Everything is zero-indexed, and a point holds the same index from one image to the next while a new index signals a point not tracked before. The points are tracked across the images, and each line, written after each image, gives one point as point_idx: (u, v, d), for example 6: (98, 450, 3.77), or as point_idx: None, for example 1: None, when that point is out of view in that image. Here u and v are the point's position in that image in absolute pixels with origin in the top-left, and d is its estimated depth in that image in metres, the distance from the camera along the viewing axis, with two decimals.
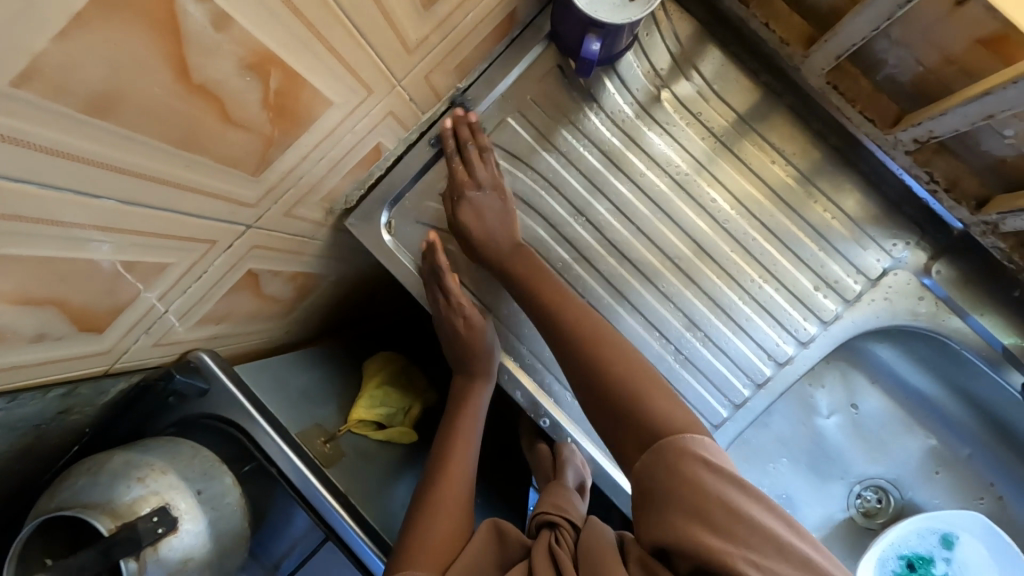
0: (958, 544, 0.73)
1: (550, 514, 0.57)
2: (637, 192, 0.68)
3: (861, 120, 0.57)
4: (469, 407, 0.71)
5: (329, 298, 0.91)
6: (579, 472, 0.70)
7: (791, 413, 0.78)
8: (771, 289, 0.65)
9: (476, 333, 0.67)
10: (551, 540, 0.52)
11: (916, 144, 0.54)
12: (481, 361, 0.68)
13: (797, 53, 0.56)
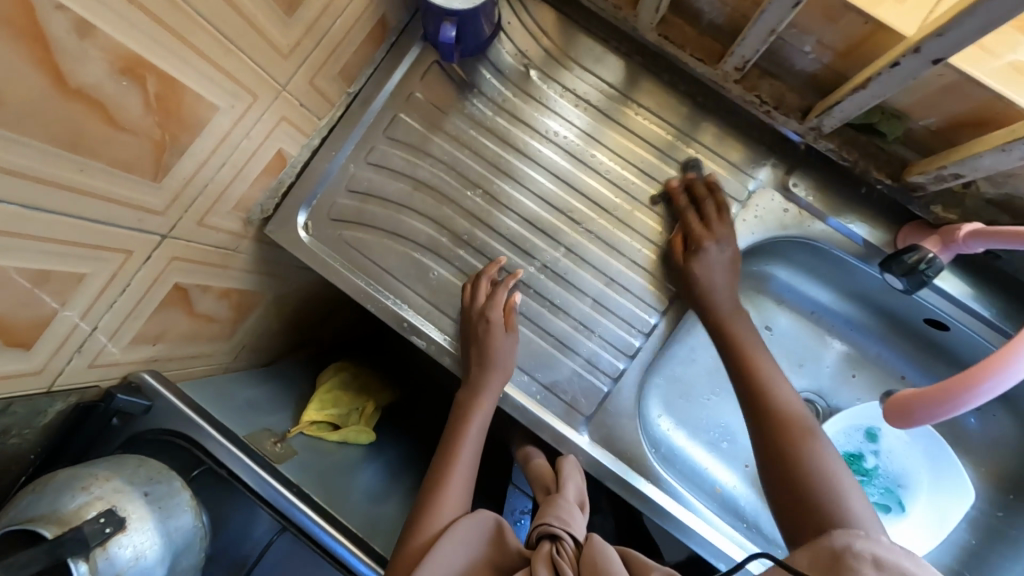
0: (880, 435, 0.79)
1: (552, 525, 0.57)
2: (524, 162, 0.75)
3: (694, 62, 0.65)
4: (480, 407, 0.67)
5: (275, 320, 0.95)
6: (580, 489, 0.65)
7: (711, 344, 0.85)
8: (659, 226, 0.73)
9: (497, 342, 0.67)
10: (552, 553, 0.54)
11: (739, 72, 0.61)
12: (489, 373, 0.67)
13: (629, 14, 0.65)
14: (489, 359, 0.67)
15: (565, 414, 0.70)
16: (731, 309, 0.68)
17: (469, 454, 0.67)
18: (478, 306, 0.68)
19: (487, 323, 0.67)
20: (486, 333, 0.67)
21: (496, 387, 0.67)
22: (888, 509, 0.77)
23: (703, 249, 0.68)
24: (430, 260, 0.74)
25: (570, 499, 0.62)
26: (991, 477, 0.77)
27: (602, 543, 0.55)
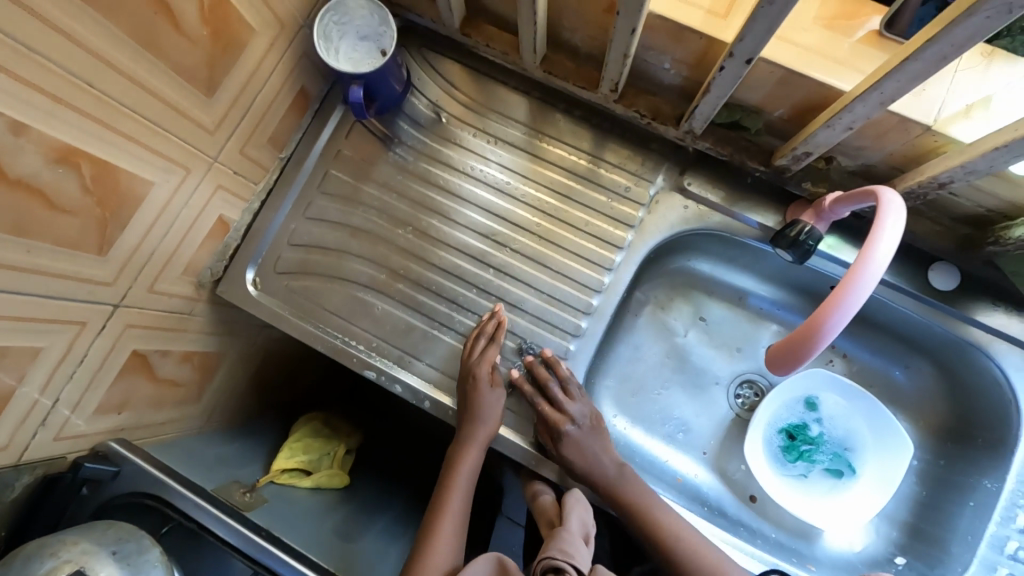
0: (820, 403, 0.83)
1: (556, 558, 0.55)
2: (448, 196, 0.81)
3: (578, 90, 0.74)
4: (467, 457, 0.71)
5: (242, 381, 0.99)
6: (585, 523, 0.64)
7: (652, 340, 0.89)
8: (578, 237, 0.77)
9: (484, 397, 0.71)
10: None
11: (615, 92, 0.70)
12: (475, 425, 0.71)
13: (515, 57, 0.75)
14: (476, 412, 0.71)
15: (517, 424, 0.75)
16: (615, 475, 0.70)
17: (458, 500, 0.70)
18: (469, 363, 0.73)
19: (475, 379, 0.72)
20: (474, 388, 0.71)
21: (487, 439, 0.71)
22: (841, 473, 0.81)
23: (569, 429, 0.71)
24: (372, 297, 0.79)
25: (574, 533, 0.61)
26: (930, 427, 0.81)
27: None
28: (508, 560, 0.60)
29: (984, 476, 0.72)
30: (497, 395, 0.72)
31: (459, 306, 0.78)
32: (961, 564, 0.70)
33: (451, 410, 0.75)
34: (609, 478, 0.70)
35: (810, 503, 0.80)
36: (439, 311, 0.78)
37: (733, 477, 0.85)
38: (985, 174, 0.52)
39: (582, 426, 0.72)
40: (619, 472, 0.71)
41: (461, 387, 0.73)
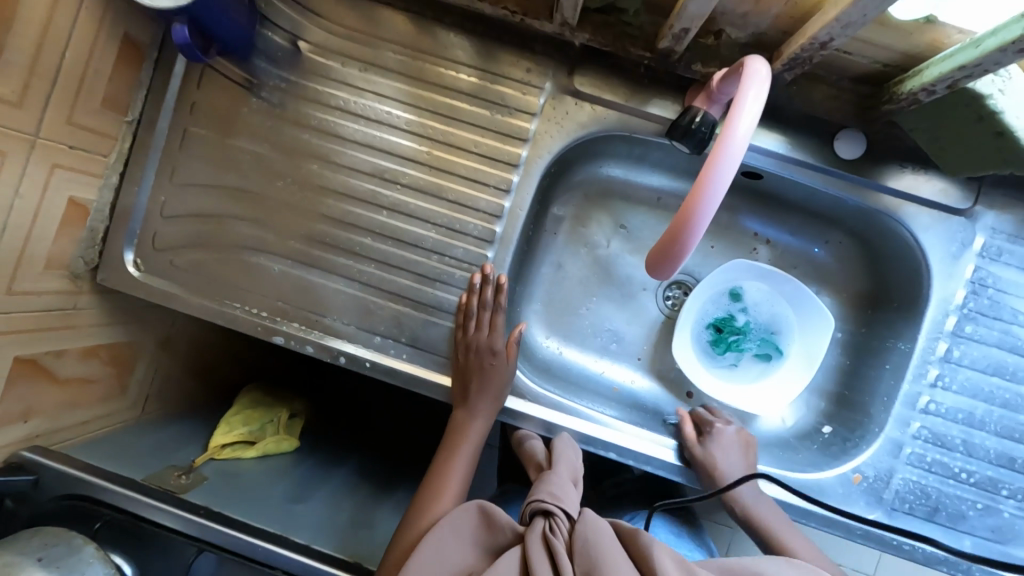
0: (744, 293, 0.83)
1: (544, 501, 0.57)
2: (324, 138, 0.73)
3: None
4: (473, 432, 0.72)
5: (179, 364, 0.95)
6: (574, 465, 0.65)
7: (576, 257, 0.87)
8: (471, 161, 0.71)
9: (500, 370, 0.71)
10: (545, 531, 0.54)
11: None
12: (483, 397, 0.71)
13: None
14: (491, 386, 0.71)
15: (439, 367, 0.72)
16: (750, 494, 0.68)
17: (460, 469, 0.71)
18: (482, 340, 0.70)
19: (493, 356, 0.71)
20: (491, 365, 0.71)
21: (493, 412, 0.72)
22: (769, 357, 0.83)
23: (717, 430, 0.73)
24: (266, 260, 0.73)
25: (562, 474, 0.62)
26: (851, 298, 0.82)
27: (594, 517, 0.55)
28: (491, 505, 0.59)
29: (899, 339, 0.73)
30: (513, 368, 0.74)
31: (356, 256, 0.72)
32: (878, 424, 0.71)
33: (368, 362, 0.71)
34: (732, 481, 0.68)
35: (740, 391, 0.82)
36: (338, 264, 0.72)
37: (667, 377, 0.86)
38: (863, 26, 0.48)
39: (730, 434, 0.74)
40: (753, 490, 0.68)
41: (470, 362, 0.70)
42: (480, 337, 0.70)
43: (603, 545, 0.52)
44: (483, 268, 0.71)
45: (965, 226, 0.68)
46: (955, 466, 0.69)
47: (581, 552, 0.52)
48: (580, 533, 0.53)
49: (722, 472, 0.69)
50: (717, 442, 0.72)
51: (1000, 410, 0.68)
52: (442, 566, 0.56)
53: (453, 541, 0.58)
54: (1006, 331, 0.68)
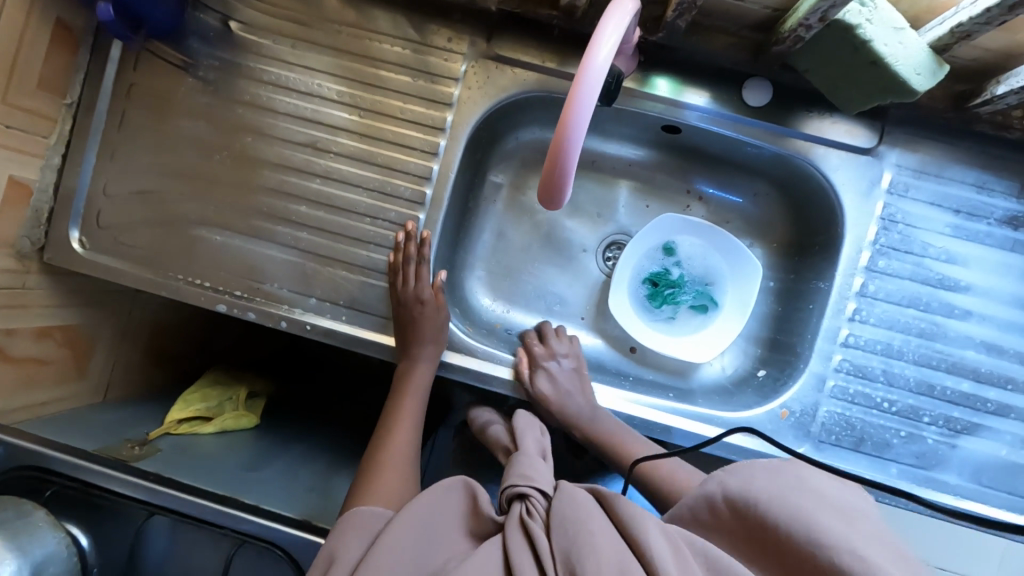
0: (677, 248, 0.86)
1: (519, 485, 0.59)
2: (259, 112, 0.75)
3: None
4: (416, 382, 0.75)
5: (142, 349, 0.97)
6: (538, 441, 0.70)
7: (515, 221, 0.90)
8: (400, 127, 0.74)
9: (428, 316, 0.73)
10: (523, 513, 0.54)
11: None
12: (419, 343, 0.73)
13: None
14: (425, 334, 0.73)
15: (378, 327, 0.74)
16: (587, 412, 0.74)
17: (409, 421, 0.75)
18: (409, 291, 0.73)
19: (421, 305, 0.73)
20: (420, 313, 0.73)
21: (433, 356, 0.74)
22: (705, 308, 0.85)
23: (546, 366, 0.76)
24: (206, 232, 0.75)
25: (531, 452, 0.66)
26: (781, 247, 0.85)
27: (572, 490, 0.55)
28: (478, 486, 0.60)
29: (820, 278, 0.76)
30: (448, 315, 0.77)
31: (293, 223, 0.74)
32: (804, 361, 0.74)
33: (309, 324, 0.73)
34: (585, 417, 0.74)
35: (678, 342, 0.84)
36: (277, 232, 0.74)
37: (611, 335, 0.88)
38: None
39: (558, 365, 0.77)
40: (592, 409, 0.74)
41: (398, 312, 0.73)
42: (403, 291, 0.73)
43: (580, 514, 0.51)
44: (405, 225, 0.74)
45: (872, 164, 0.71)
46: (877, 396, 0.71)
47: (555, 524, 0.51)
48: (555, 509, 0.53)
49: (550, 399, 0.74)
50: (557, 373, 0.76)
51: (916, 340, 0.71)
52: (427, 543, 0.55)
53: (438, 515, 0.57)
54: (917, 264, 0.71)
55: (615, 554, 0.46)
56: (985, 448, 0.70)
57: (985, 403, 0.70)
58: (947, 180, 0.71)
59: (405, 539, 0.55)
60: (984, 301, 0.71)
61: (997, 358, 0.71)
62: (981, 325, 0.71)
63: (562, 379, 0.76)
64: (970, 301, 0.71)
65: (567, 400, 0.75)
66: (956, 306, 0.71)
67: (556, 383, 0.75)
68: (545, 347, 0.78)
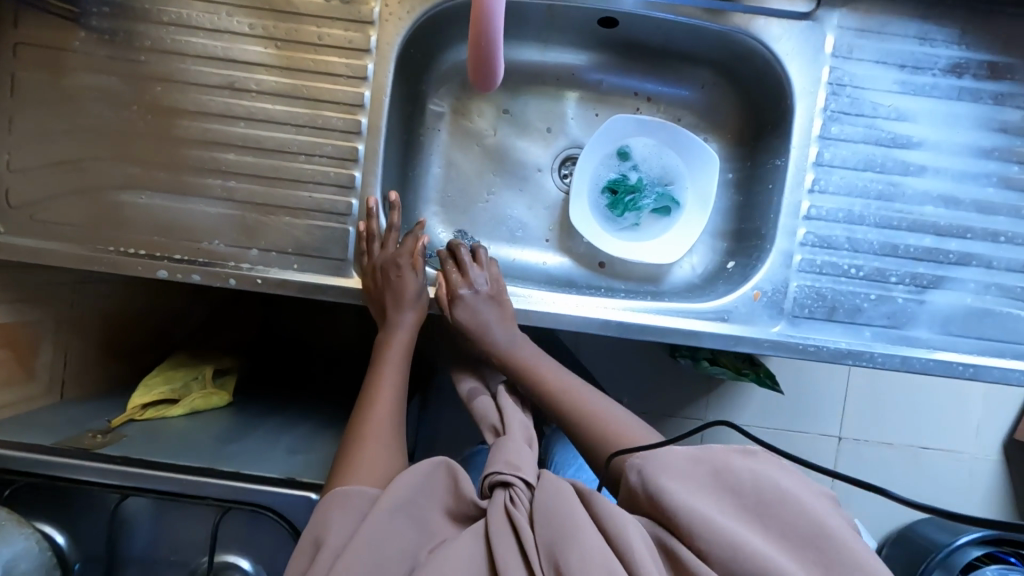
0: (632, 151, 0.84)
1: (503, 473, 0.60)
2: (166, 57, 0.69)
3: None
4: (396, 344, 0.74)
5: (94, 344, 0.91)
6: (525, 426, 0.69)
7: (464, 149, 0.86)
8: (322, 53, 0.69)
9: (409, 281, 0.72)
10: (507, 500, 0.57)
11: None
12: (399, 307, 0.72)
13: None
14: (404, 297, 0.72)
15: (332, 268, 0.71)
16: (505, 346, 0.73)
17: (392, 374, 0.74)
18: (386, 255, 0.71)
19: (397, 270, 0.71)
20: (398, 276, 0.71)
21: (415, 323, 0.74)
22: (668, 210, 0.83)
23: (461, 297, 0.73)
24: (129, 196, 0.69)
25: (516, 437, 0.65)
26: (735, 136, 0.83)
27: (554, 480, 0.58)
28: (456, 471, 0.61)
29: (777, 156, 0.75)
30: (493, 324, 0.73)
31: (224, 173, 0.69)
32: (770, 241, 0.73)
33: (259, 278, 0.69)
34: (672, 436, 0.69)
35: (646, 246, 0.83)
36: (208, 185, 0.69)
37: (579, 253, 0.86)
38: None
39: (482, 287, 0.74)
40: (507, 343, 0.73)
41: (371, 273, 0.70)
42: (376, 256, 0.70)
43: (566, 512, 0.52)
44: (366, 201, 0.70)
45: (814, 29, 0.70)
46: (844, 264, 0.71)
47: (539, 516, 0.53)
48: (539, 500, 0.55)
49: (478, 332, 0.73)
50: (470, 296, 0.73)
51: (876, 203, 0.71)
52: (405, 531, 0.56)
53: (418, 500, 0.59)
54: (869, 126, 0.70)
55: (598, 554, 0.49)
56: (951, 299, 0.71)
57: (948, 255, 0.71)
58: (890, 36, 0.70)
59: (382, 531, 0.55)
60: (937, 155, 0.71)
61: (955, 210, 0.71)
62: (937, 179, 0.71)
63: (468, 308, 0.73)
64: (924, 157, 0.71)
65: (481, 326, 0.73)
66: (911, 164, 0.71)
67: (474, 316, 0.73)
68: (463, 274, 0.75)
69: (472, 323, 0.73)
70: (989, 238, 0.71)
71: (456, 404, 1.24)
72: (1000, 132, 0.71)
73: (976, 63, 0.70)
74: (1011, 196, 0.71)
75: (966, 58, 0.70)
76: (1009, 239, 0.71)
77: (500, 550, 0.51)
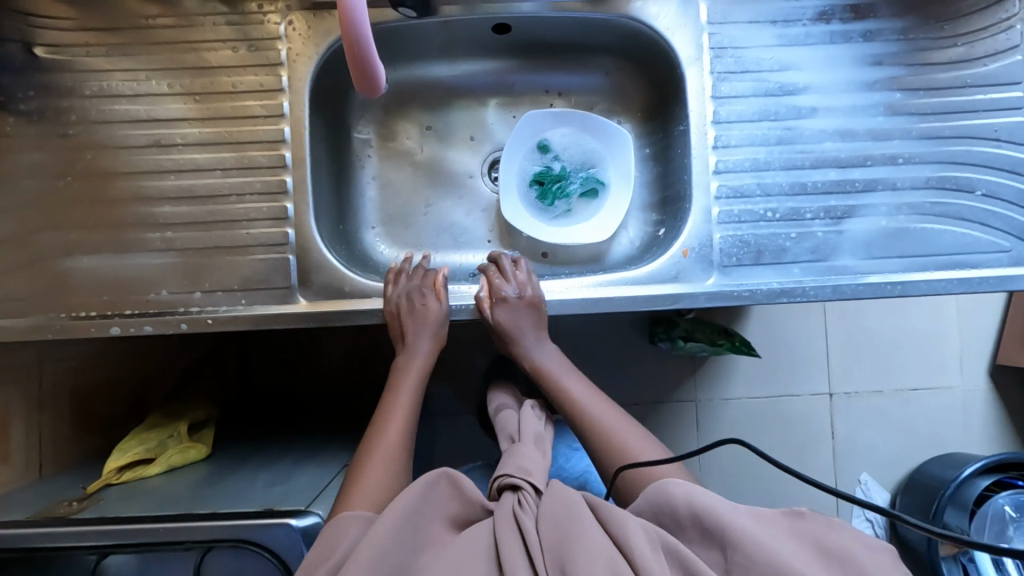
0: (552, 145, 0.89)
1: (516, 477, 0.64)
2: (93, 127, 0.73)
3: None
4: (414, 373, 0.78)
5: (66, 418, 0.92)
6: (540, 437, 0.78)
7: (396, 170, 0.90)
8: (240, 99, 0.74)
9: (431, 307, 0.76)
10: (515, 508, 0.59)
11: None
12: (421, 333, 0.76)
13: None
14: (427, 325, 0.76)
15: (279, 297, 0.73)
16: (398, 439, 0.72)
17: (405, 403, 0.76)
18: (407, 287, 0.77)
19: (422, 298, 0.76)
20: (419, 303, 0.76)
21: (431, 349, 0.78)
22: (595, 191, 0.87)
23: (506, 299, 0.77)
24: (72, 262, 0.72)
25: (530, 449, 0.72)
26: (644, 114, 0.88)
27: (563, 488, 0.60)
28: (461, 476, 0.62)
29: (680, 123, 0.80)
30: (529, 330, 0.79)
31: (162, 225, 0.73)
32: (690, 202, 0.77)
33: (210, 317, 0.71)
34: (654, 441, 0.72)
35: (580, 229, 0.87)
36: (148, 239, 0.73)
37: (521, 248, 0.89)
38: None
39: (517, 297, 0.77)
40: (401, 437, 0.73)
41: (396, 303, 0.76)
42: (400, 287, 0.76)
43: (572, 515, 0.55)
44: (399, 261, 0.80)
45: (687, 2, 0.76)
46: (761, 209, 0.75)
47: (545, 520, 0.55)
48: (546, 506, 0.57)
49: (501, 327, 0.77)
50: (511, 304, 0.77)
51: (778, 148, 0.75)
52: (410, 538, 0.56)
53: (421, 507, 0.58)
54: (757, 80, 0.76)
55: (604, 553, 0.51)
56: (867, 225, 0.75)
57: (854, 185, 0.76)
58: None
59: (390, 538, 0.54)
60: (824, 96, 0.76)
61: (853, 142, 0.76)
62: (829, 117, 0.76)
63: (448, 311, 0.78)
64: (813, 99, 0.76)
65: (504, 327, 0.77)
66: (802, 108, 0.76)
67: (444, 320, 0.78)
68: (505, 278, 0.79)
69: (504, 321, 0.77)
70: (889, 162, 0.76)
71: (444, 424, 1.25)
72: (877, 65, 0.76)
73: (840, 8, 0.77)
74: (899, 121, 0.76)
75: (830, 6, 0.76)
76: (906, 159, 0.76)
77: (507, 554, 0.52)
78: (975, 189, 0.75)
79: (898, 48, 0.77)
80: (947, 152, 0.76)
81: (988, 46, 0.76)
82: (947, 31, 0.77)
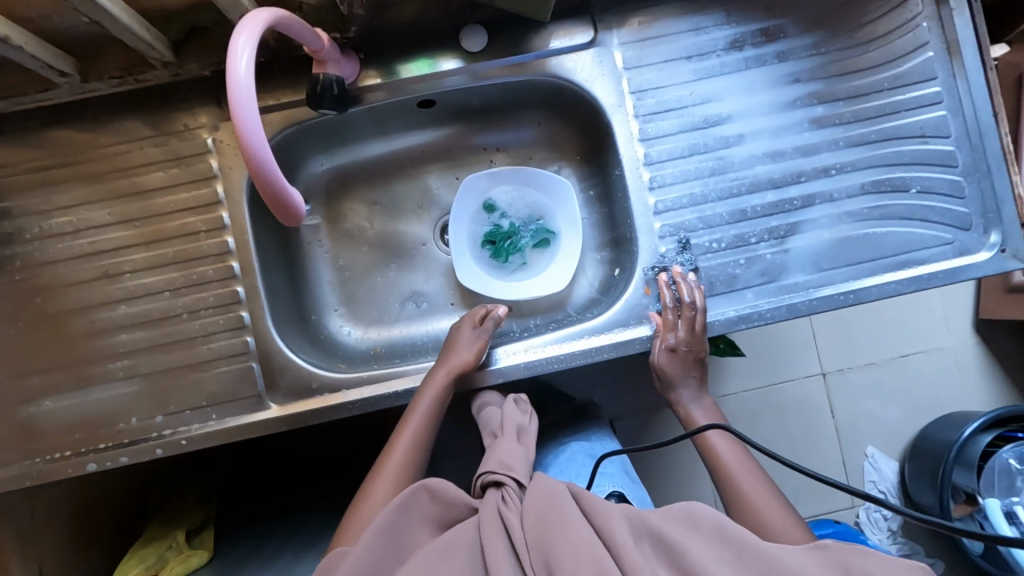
0: (496, 203, 0.90)
1: (496, 473, 0.62)
2: (41, 269, 0.74)
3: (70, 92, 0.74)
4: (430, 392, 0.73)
5: (64, 542, 0.92)
6: (522, 427, 0.72)
7: (349, 247, 0.91)
8: (181, 216, 0.75)
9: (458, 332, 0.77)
10: (498, 503, 0.58)
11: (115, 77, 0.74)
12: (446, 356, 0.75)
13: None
14: (451, 349, 0.75)
15: (250, 405, 0.73)
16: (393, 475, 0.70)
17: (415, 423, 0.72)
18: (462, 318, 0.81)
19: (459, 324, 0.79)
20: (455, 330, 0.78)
21: (453, 369, 0.73)
22: (546, 241, 0.89)
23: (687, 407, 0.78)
24: (39, 406, 0.72)
25: (510, 442, 0.68)
26: (583, 158, 0.90)
27: (548, 479, 0.58)
28: (440, 482, 0.60)
29: (616, 167, 0.81)
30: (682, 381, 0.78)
31: (123, 353, 0.73)
32: (636, 244, 0.78)
33: (184, 438, 0.72)
34: None
35: (536, 281, 0.87)
36: (111, 370, 0.73)
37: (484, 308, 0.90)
38: None
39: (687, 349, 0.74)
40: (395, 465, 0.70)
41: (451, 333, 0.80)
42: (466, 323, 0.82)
43: (559, 512, 0.53)
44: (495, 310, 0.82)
45: (602, 52, 0.78)
46: (705, 241, 0.76)
47: (531, 516, 0.54)
48: (531, 499, 0.56)
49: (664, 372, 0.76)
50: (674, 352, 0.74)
51: (712, 179, 0.77)
52: (395, 551, 0.56)
53: (405, 519, 0.58)
54: (681, 116, 0.77)
55: (590, 551, 0.50)
56: (812, 239, 0.76)
57: (793, 203, 0.77)
58: (668, 37, 0.78)
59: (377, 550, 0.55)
60: (748, 121, 0.78)
61: (784, 161, 0.77)
62: (756, 140, 0.77)
63: (480, 339, 0.76)
64: (738, 126, 0.77)
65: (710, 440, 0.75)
66: (729, 136, 0.77)
67: (472, 349, 0.75)
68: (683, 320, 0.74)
69: (666, 365, 0.75)
70: (822, 175, 0.77)
71: None
72: (795, 83, 0.78)
73: (750, 34, 0.78)
74: (826, 133, 0.78)
75: (740, 33, 0.78)
76: (838, 170, 0.77)
77: (491, 550, 0.52)
78: (910, 187, 0.77)
79: (812, 63, 0.78)
80: (877, 156, 0.77)
81: (898, 47, 0.78)
82: (857, 39, 0.79)
